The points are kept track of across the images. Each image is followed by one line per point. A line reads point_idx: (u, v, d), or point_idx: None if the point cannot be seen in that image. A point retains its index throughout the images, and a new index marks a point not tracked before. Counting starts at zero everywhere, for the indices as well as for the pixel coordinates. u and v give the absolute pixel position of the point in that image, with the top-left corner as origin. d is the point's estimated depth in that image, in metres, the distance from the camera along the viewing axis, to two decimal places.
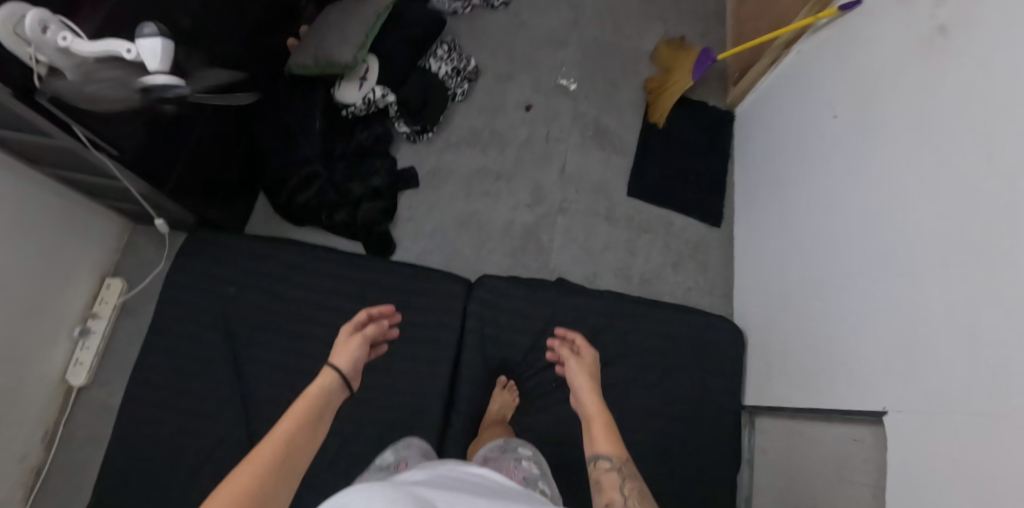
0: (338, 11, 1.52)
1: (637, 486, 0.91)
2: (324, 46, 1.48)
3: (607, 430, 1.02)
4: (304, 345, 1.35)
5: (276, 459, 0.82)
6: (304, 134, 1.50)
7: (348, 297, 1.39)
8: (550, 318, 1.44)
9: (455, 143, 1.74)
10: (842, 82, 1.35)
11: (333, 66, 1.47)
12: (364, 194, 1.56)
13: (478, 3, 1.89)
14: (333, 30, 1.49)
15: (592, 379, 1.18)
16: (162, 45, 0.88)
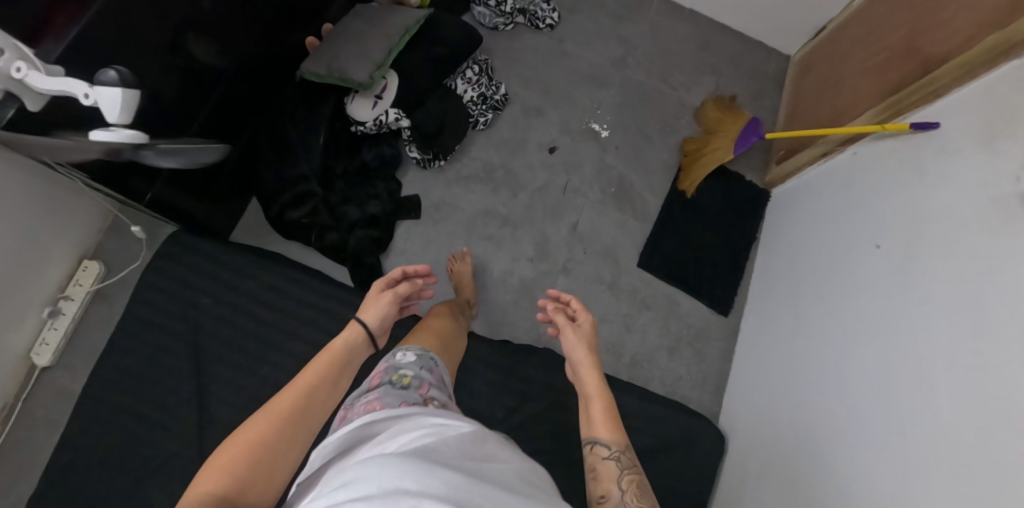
0: (362, 22, 1.40)
1: (634, 478, 0.99)
2: (339, 57, 1.35)
3: (605, 413, 1.06)
4: (268, 373, 1.33)
5: (292, 415, 0.90)
6: (304, 147, 1.38)
7: (319, 331, 1.36)
8: (526, 395, 1.34)
9: (466, 178, 1.55)
10: (885, 208, 1.26)
11: (347, 80, 1.35)
12: (355, 222, 1.43)
13: (522, 21, 1.70)
14: (352, 43, 1.36)
15: (592, 351, 1.17)
16: (121, 93, 0.78)
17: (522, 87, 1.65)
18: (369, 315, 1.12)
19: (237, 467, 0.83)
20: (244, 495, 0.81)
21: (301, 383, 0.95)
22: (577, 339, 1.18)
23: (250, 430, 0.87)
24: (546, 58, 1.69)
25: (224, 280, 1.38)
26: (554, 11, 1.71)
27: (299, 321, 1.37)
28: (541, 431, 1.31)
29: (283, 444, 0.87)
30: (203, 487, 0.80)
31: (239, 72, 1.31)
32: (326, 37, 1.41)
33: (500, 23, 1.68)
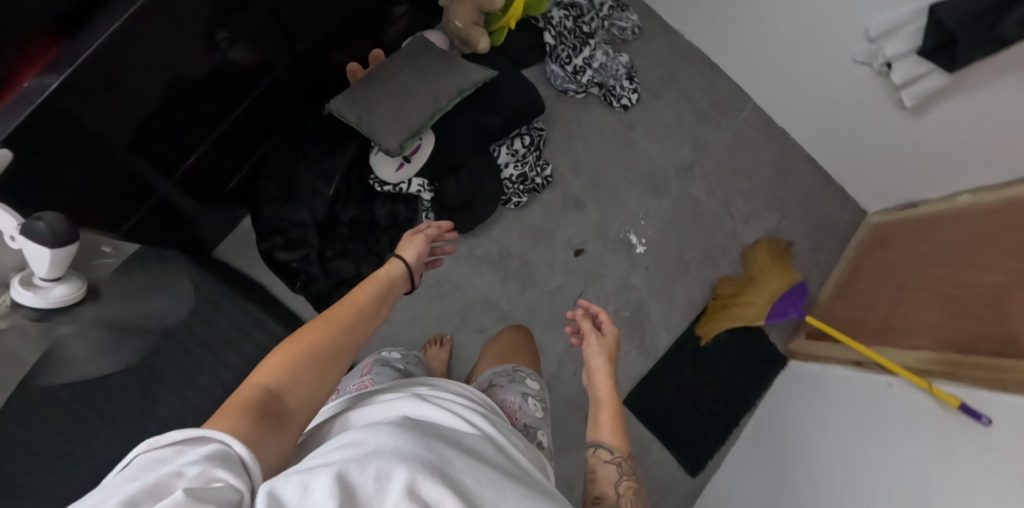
0: (412, 74, 1.22)
1: (633, 485, 0.79)
2: (375, 113, 1.18)
3: (613, 416, 0.85)
4: None
5: (347, 323, 0.77)
6: (311, 194, 1.23)
7: None
8: None
9: (478, 257, 1.42)
10: (903, 441, 1.10)
11: (375, 140, 1.18)
12: (345, 280, 1.31)
13: (595, 92, 1.51)
14: (393, 100, 1.19)
15: (611, 358, 0.92)
16: (51, 252, 0.62)
17: (571, 171, 1.48)
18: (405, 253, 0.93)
19: (294, 366, 0.68)
20: (293, 401, 0.66)
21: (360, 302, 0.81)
22: (598, 346, 0.91)
23: (305, 332, 0.72)
24: (608, 145, 1.51)
25: (202, 341, 0.81)
26: (633, 93, 1.52)
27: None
28: None
29: (340, 359, 0.73)
30: (253, 380, 0.65)
31: (265, 84, 1.18)
32: (368, 76, 1.23)
33: (571, 89, 1.49)
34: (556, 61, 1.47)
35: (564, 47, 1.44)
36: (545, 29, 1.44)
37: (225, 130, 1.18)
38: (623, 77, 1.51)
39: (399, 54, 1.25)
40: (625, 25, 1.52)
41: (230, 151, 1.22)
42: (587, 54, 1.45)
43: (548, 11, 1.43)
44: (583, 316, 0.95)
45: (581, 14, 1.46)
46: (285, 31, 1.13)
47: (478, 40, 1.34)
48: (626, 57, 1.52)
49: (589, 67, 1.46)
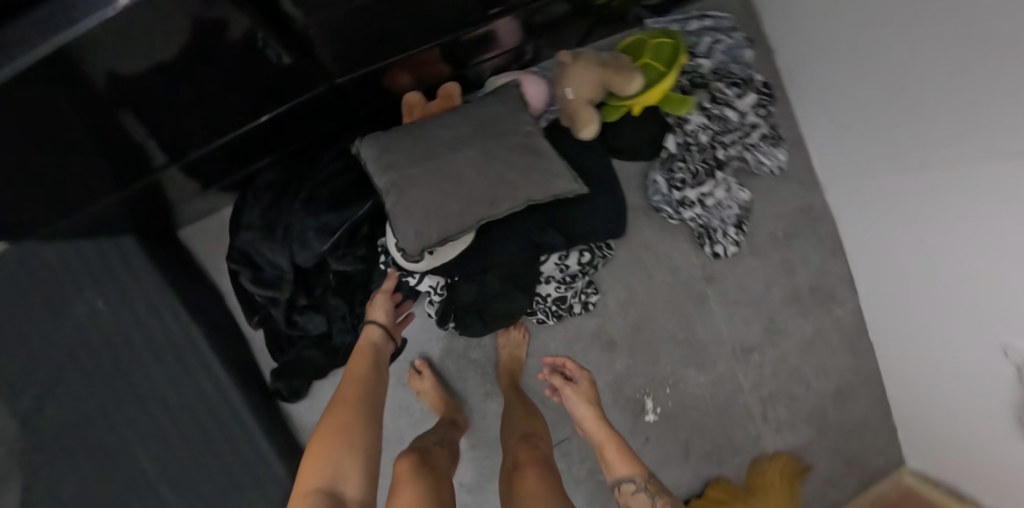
0: (476, 156, 0.91)
1: (667, 501, 0.89)
2: (408, 190, 0.90)
3: (621, 452, 0.96)
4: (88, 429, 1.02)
5: (360, 407, 0.89)
6: (300, 242, 0.99)
7: (179, 422, 1.05)
8: None
9: (471, 358, 1.18)
10: None
11: (392, 224, 0.91)
12: (307, 335, 1.09)
13: (693, 225, 1.19)
14: (436, 184, 0.90)
15: (593, 400, 1.05)
16: None
17: (618, 306, 1.21)
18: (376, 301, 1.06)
19: (337, 452, 0.81)
20: (352, 484, 0.79)
21: (362, 385, 0.94)
22: (581, 386, 1.06)
23: (328, 426, 0.86)
24: (672, 290, 1.23)
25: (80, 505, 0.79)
26: (734, 245, 1.21)
27: (155, 398, 1.04)
28: None
29: (366, 438, 0.85)
30: (308, 486, 0.78)
31: (307, 93, 0.95)
32: (424, 130, 0.94)
33: (665, 212, 1.19)
34: (667, 176, 1.15)
35: (682, 168, 1.12)
36: (673, 134, 1.11)
37: (232, 120, 0.92)
38: (731, 223, 1.19)
39: (474, 117, 0.95)
40: (767, 162, 1.18)
41: (237, 147, 0.98)
42: (707, 188, 1.12)
43: (690, 115, 1.08)
44: (555, 373, 1.11)
45: (723, 132, 1.11)
46: (323, 33, 0.83)
47: (581, 127, 1.01)
48: (747, 197, 1.19)
49: (701, 201, 1.13)
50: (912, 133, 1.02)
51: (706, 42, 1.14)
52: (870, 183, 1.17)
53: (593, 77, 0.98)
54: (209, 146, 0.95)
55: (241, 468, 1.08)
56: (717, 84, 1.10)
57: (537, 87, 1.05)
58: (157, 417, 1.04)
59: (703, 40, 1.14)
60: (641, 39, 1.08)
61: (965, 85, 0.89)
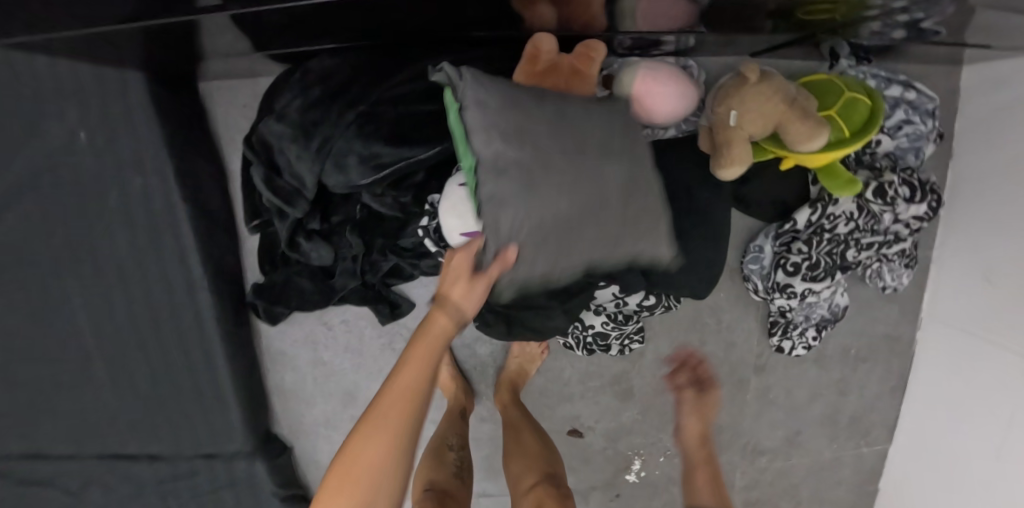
0: (620, 180, 0.68)
1: None
2: (537, 185, 0.63)
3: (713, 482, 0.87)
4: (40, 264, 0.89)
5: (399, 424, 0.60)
6: (336, 162, 0.78)
7: (136, 295, 0.91)
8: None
9: (476, 351, 1.02)
10: None
11: (489, 221, 0.63)
12: (306, 262, 0.91)
13: (775, 312, 1.02)
14: (567, 194, 0.64)
15: (706, 416, 0.95)
16: None
17: (655, 358, 1.06)
18: (473, 273, 0.65)
19: (370, 492, 0.59)
20: None
21: (414, 368, 0.62)
22: (701, 402, 0.96)
23: (365, 433, 0.60)
24: (716, 367, 1.07)
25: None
26: (805, 348, 1.05)
27: (118, 260, 0.90)
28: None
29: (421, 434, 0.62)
30: None
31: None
32: (568, 107, 0.68)
33: (752, 284, 1.01)
34: (778, 251, 0.95)
35: (802, 252, 0.92)
36: (810, 211, 0.90)
37: None
38: (814, 325, 1.02)
39: (619, 122, 0.71)
40: (887, 278, 1.00)
41: (297, 23, 0.72)
42: (818, 285, 0.94)
43: (842, 199, 0.88)
44: (682, 370, 0.99)
45: (867, 231, 0.91)
46: None
47: (727, 163, 0.77)
48: (844, 300, 1.01)
49: (803, 296, 0.95)
50: (997, 228, 0.95)
51: (896, 118, 0.91)
52: (988, 346, 0.98)
53: (771, 109, 0.75)
54: (261, 12, 0.68)
55: (186, 366, 0.95)
56: (893, 177, 0.89)
57: (662, 102, 0.80)
58: (117, 282, 0.91)
59: (896, 115, 0.91)
60: (834, 82, 0.84)
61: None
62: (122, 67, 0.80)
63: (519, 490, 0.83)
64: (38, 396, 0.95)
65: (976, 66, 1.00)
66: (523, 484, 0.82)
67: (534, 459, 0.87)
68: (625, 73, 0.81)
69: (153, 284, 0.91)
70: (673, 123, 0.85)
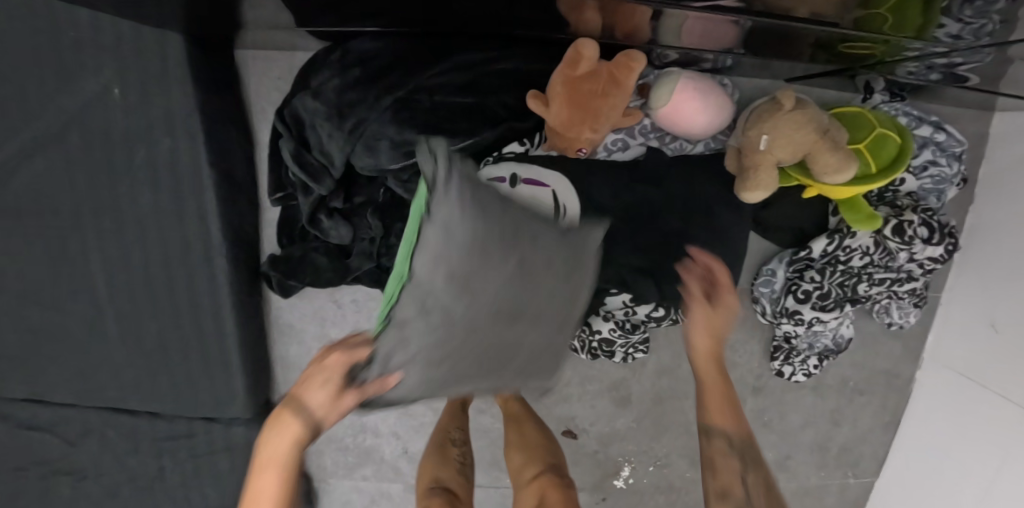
0: (540, 342, 0.59)
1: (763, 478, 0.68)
2: (439, 323, 0.50)
3: (723, 392, 0.72)
4: (66, 214, 0.91)
5: None
6: (368, 144, 0.79)
7: (153, 254, 0.93)
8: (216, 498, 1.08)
9: None
10: None
11: (384, 346, 0.51)
12: (324, 239, 0.92)
13: (779, 336, 1.03)
14: (485, 349, 0.55)
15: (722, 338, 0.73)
16: None
17: (655, 368, 1.07)
18: (349, 386, 0.53)
19: None
20: None
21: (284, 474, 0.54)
22: (714, 304, 0.72)
23: None
24: None
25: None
26: (804, 375, 1.05)
27: (139, 218, 0.91)
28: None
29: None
30: None
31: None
32: (535, 252, 0.55)
33: (760, 306, 1.01)
34: (790, 277, 0.95)
35: (814, 281, 0.92)
36: (827, 240, 0.90)
37: None
38: (817, 353, 1.03)
39: (565, 283, 0.59)
40: (894, 314, 1.01)
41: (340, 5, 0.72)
42: (827, 315, 0.94)
43: (860, 232, 0.88)
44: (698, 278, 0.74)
45: (880, 267, 0.92)
46: None
47: (754, 187, 0.77)
48: (849, 332, 1.02)
49: (811, 323, 0.95)
50: (1010, 276, 0.96)
51: (922, 158, 0.91)
52: (988, 391, 0.99)
53: (803, 140, 0.74)
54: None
55: (195, 329, 0.96)
56: (914, 215, 0.89)
57: (698, 112, 0.81)
58: (136, 239, 0.92)
59: (922, 155, 0.91)
60: (865, 115, 0.84)
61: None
62: (161, 29, 0.80)
63: (522, 479, 0.84)
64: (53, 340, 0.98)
65: (1008, 114, 0.99)
66: (526, 474, 0.84)
67: (537, 450, 0.88)
68: (662, 83, 0.81)
69: (171, 246, 0.92)
70: (702, 137, 0.86)
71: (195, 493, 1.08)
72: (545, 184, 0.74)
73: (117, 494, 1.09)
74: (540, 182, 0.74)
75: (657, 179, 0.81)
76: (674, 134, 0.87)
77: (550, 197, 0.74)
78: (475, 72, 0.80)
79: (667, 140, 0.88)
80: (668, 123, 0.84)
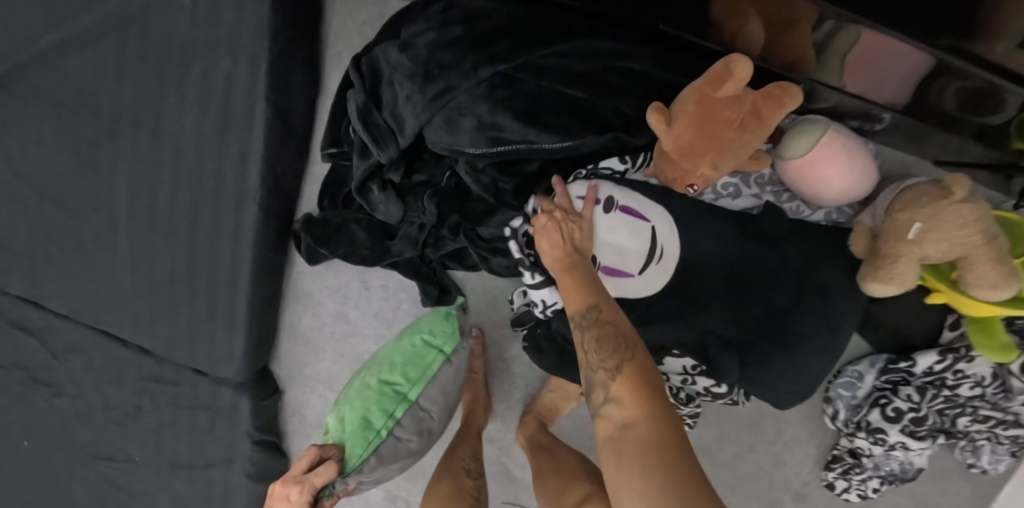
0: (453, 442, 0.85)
1: (609, 335, 0.52)
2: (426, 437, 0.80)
3: (568, 288, 0.59)
4: (114, 116, 0.84)
5: None
6: (450, 116, 0.69)
7: (181, 181, 0.83)
8: (182, 453, 0.98)
9: (511, 365, 0.93)
10: None
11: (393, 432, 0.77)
12: (370, 212, 0.82)
13: (843, 447, 0.89)
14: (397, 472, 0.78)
15: (563, 241, 0.62)
16: None
17: None
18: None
19: None
20: None
21: None
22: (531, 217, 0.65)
23: None
24: (755, 479, 0.94)
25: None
26: (858, 495, 0.91)
27: (180, 138, 0.82)
28: (145, 460, 1.01)
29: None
30: None
31: None
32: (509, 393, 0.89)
33: (832, 409, 0.87)
34: (879, 388, 0.82)
35: (910, 400, 0.78)
36: (936, 358, 0.76)
37: None
38: (883, 475, 0.88)
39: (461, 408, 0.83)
40: (983, 459, 0.85)
41: None
42: (915, 444, 0.79)
43: (980, 359, 0.74)
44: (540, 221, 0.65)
45: (989, 404, 0.78)
46: None
47: (884, 280, 0.65)
48: (919, 463, 0.87)
49: (892, 447, 0.81)
50: None
51: None
52: None
53: (968, 237, 0.60)
54: None
55: (205, 272, 0.86)
56: None
57: (845, 169, 0.69)
58: (169, 160, 0.83)
59: None
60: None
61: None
62: None
63: (567, 501, 0.73)
64: (69, 243, 0.92)
65: None
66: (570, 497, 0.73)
67: (574, 473, 0.78)
68: (801, 130, 0.69)
69: (203, 179, 0.82)
70: (831, 201, 0.73)
71: (165, 444, 0.99)
72: (646, 219, 0.67)
73: (90, 420, 1.02)
74: (641, 215, 0.67)
75: (772, 242, 0.69)
76: (793, 192, 0.75)
77: (649, 235, 0.67)
78: (595, 66, 0.71)
79: (783, 197, 0.76)
80: (794, 178, 0.72)
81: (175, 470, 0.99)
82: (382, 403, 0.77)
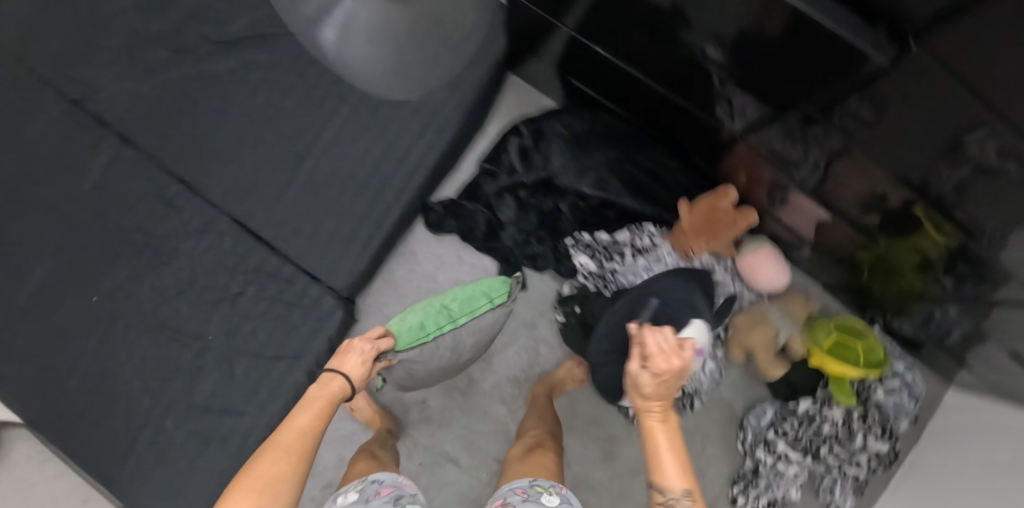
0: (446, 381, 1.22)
1: None
2: (458, 358, 1.15)
3: (668, 450, 0.78)
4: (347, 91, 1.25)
5: (287, 447, 0.80)
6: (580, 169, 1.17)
7: (376, 143, 1.23)
8: (259, 336, 1.20)
9: (537, 349, 1.29)
10: None
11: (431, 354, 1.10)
12: (491, 208, 1.23)
13: (748, 466, 1.23)
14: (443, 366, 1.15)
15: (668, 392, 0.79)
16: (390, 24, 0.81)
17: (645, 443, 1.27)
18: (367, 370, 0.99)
19: (293, 478, 0.77)
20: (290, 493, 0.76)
21: (320, 415, 0.87)
22: (657, 366, 0.77)
23: (270, 462, 0.78)
24: None
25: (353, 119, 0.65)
26: None
27: (390, 120, 1.24)
28: (220, 335, 1.21)
29: (314, 453, 0.83)
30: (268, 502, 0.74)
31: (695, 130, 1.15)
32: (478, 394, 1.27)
33: (743, 434, 1.26)
34: (776, 417, 1.23)
35: (792, 425, 1.19)
36: (811, 400, 1.20)
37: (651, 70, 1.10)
38: (770, 496, 1.19)
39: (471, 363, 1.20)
40: (836, 495, 1.18)
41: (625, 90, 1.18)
42: (793, 456, 1.18)
43: (836, 406, 1.17)
44: (655, 359, 0.77)
45: (840, 442, 1.17)
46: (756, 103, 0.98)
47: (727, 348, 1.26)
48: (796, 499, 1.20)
49: (779, 458, 1.19)
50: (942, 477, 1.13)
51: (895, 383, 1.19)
52: None
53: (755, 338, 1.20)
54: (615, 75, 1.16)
55: (362, 205, 1.21)
56: (875, 415, 1.17)
57: (775, 274, 1.20)
58: (375, 129, 1.23)
59: (894, 381, 1.18)
60: (868, 332, 1.18)
61: (1004, 428, 1.06)
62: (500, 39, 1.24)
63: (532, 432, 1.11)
64: (259, 156, 1.24)
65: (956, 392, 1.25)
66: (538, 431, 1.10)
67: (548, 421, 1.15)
68: (753, 243, 1.21)
69: (395, 147, 1.22)
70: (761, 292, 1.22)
71: (246, 326, 1.20)
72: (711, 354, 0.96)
73: (186, 288, 1.22)
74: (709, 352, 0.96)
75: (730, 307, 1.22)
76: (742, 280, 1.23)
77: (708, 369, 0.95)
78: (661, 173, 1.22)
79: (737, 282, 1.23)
80: (745, 269, 1.21)
81: (246, 347, 1.20)
82: (437, 318, 1.09)
